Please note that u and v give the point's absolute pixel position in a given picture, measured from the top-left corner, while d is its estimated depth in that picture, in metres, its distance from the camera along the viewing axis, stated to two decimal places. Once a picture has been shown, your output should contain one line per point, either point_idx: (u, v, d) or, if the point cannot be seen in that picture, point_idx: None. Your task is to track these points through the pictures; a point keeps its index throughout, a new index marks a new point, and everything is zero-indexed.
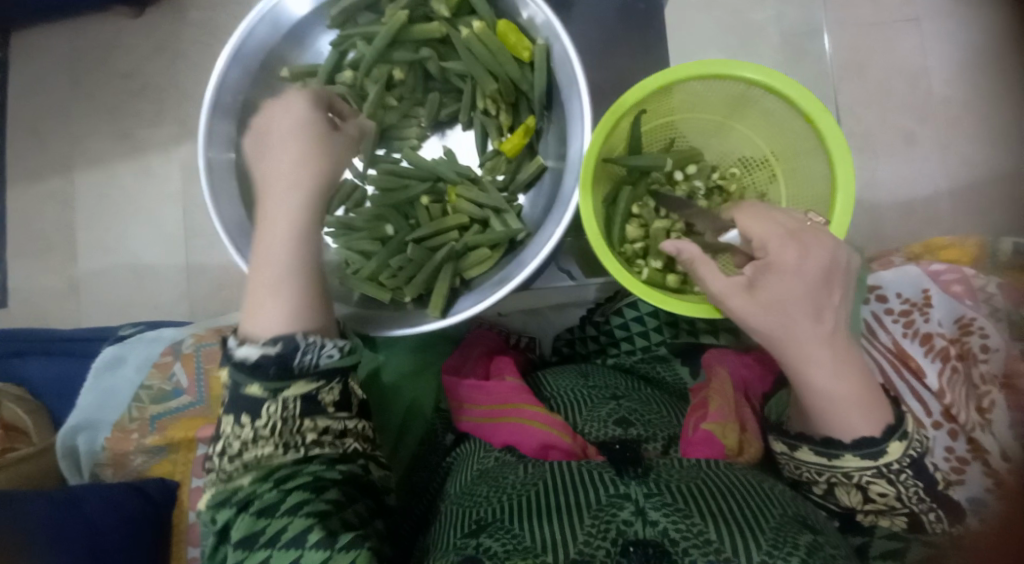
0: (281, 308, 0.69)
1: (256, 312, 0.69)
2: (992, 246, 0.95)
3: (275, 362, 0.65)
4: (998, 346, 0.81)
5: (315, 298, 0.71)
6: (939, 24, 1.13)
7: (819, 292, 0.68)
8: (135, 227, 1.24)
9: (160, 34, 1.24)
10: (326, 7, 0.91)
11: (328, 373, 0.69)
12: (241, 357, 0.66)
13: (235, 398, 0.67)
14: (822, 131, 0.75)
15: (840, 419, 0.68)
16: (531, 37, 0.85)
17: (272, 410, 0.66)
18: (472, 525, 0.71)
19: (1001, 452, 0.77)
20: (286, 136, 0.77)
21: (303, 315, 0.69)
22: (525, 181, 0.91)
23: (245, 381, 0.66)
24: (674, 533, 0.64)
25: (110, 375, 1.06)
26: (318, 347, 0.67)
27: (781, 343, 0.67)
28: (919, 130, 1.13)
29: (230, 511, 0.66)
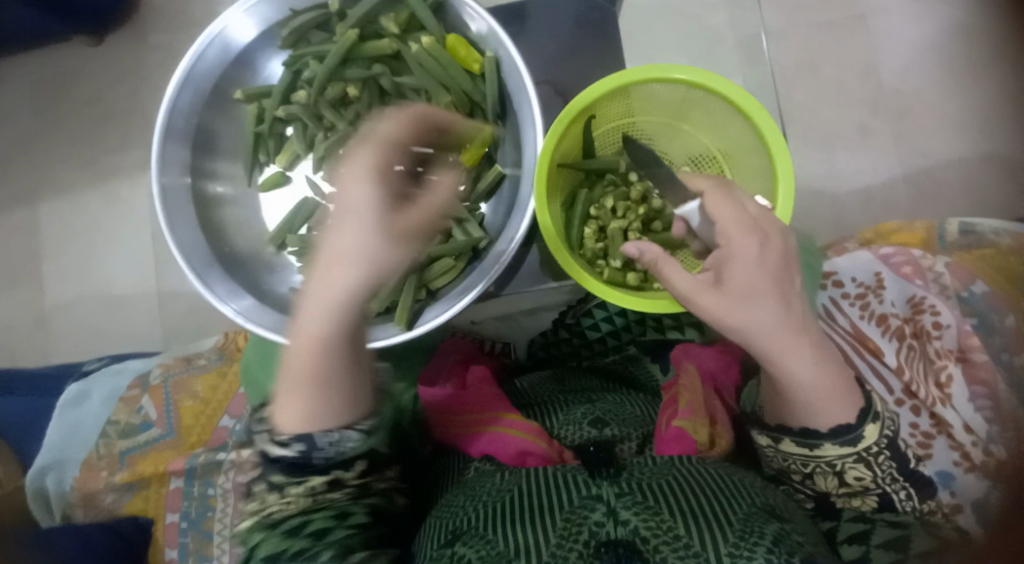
0: (307, 402, 0.63)
1: (282, 408, 0.65)
2: (940, 227, 0.97)
3: (300, 462, 0.65)
4: (951, 323, 0.87)
5: (344, 389, 0.64)
6: (887, 16, 1.15)
7: (782, 278, 0.68)
8: (99, 253, 1.21)
9: (124, 57, 1.21)
10: (275, 27, 0.91)
11: (348, 459, 0.67)
12: (271, 451, 0.65)
13: (269, 471, 0.67)
14: (761, 125, 0.79)
15: (819, 409, 0.68)
16: (480, 49, 0.88)
17: (297, 490, 0.66)
18: (447, 536, 0.69)
19: (963, 424, 0.82)
20: (343, 208, 0.64)
21: (330, 411, 0.64)
22: (486, 189, 0.91)
23: (270, 469, 0.67)
24: (645, 530, 0.64)
25: (75, 411, 1.02)
26: (336, 441, 0.65)
27: (758, 332, 0.66)
28: (871, 123, 1.14)
29: (256, 537, 0.65)
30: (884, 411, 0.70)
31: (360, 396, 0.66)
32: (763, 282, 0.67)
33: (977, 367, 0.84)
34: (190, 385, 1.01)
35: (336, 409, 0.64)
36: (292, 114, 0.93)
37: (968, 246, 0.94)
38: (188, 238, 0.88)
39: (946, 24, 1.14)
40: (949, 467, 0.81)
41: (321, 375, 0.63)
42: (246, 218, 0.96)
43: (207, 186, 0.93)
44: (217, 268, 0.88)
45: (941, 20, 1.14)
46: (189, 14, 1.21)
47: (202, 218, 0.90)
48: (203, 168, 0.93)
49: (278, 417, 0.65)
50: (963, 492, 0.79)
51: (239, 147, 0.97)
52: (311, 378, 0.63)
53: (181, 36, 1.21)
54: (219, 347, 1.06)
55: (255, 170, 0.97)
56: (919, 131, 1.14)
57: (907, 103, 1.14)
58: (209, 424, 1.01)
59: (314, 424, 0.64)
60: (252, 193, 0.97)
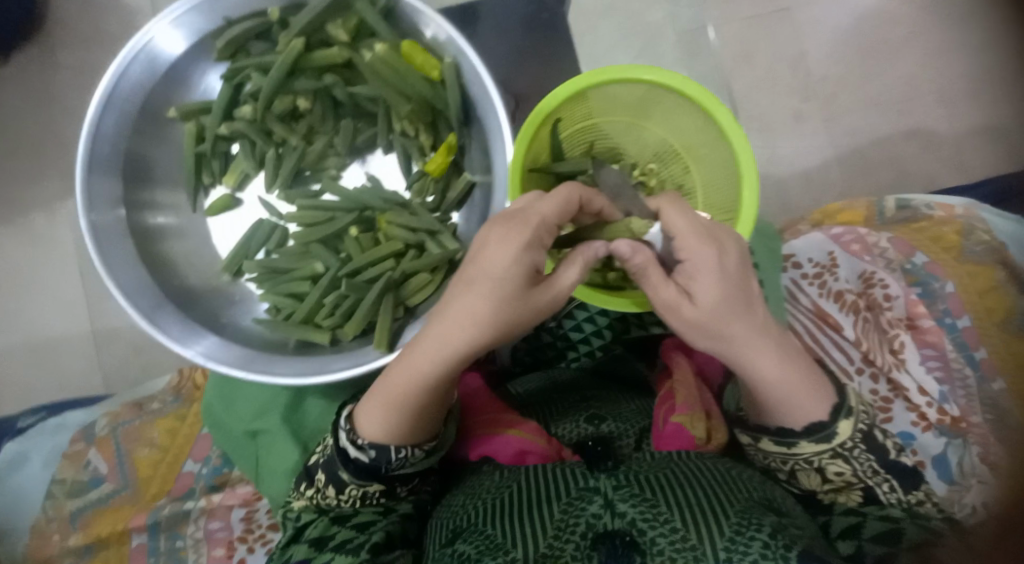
0: (389, 422, 0.72)
1: (367, 414, 0.73)
2: (878, 204, 1.06)
3: (371, 467, 0.74)
4: (898, 293, 0.94)
5: (422, 419, 0.72)
6: (807, 8, 1.21)
7: (743, 288, 0.66)
8: (28, 295, 1.15)
9: (32, 81, 1.14)
10: (209, 39, 0.84)
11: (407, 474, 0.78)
12: (351, 447, 0.74)
13: (330, 466, 0.76)
14: (725, 128, 0.80)
15: (797, 405, 0.71)
16: (438, 56, 0.84)
17: (354, 488, 0.76)
18: (449, 534, 0.73)
19: (918, 387, 0.88)
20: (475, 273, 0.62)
21: (407, 433, 0.73)
22: (456, 199, 0.89)
23: (338, 463, 0.75)
24: (642, 522, 0.65)
25: (13, 475, 0.94)
26: (405, 454, 0.74)
27: (729, 347, 0.68)
28: (805, 110, 1.20)
29: (312, 516, 0.80)
30: (857, 405, 0.74)
31: (434, 424, 0.75)
32: (723, 303, 0.64)
33: (925, 332, 0.90)
34: (145, 433, 0.95)
35: (412, 432, 0.73)
36: (236, 130, 0.87)
37: (905, 220, 1.02)
38: (129, 274, 0.80)
39: (862, 11, 1.21)
40: (909, 429, 0.87)
41: (412, 406, 0.70)
42: (195, 247, 0.89)
43: (147, 219, 0.85)
44: (167, 307, 0.81)
45: (856, 9, 1.21)
46: (101, 29, 1.13)
47: (144, 254, 0.83)
48: (138, 198, 0.84)
49: (364, 420, 0.73)
50: (922, 449, 0.85)
51: (179, 172, 0.90)
52: (398, 405, 0.70)
53: (102, 54, 1.13)
54: (174, 387, 1.00)
55: (198, 194, 0.90)
56: (846, 111, 1.20)
57: (834, 89, 1.20)
58: (170, 473, 0.94)
59: (392, 439, 0.73)
60: (199, 219, 0.90)
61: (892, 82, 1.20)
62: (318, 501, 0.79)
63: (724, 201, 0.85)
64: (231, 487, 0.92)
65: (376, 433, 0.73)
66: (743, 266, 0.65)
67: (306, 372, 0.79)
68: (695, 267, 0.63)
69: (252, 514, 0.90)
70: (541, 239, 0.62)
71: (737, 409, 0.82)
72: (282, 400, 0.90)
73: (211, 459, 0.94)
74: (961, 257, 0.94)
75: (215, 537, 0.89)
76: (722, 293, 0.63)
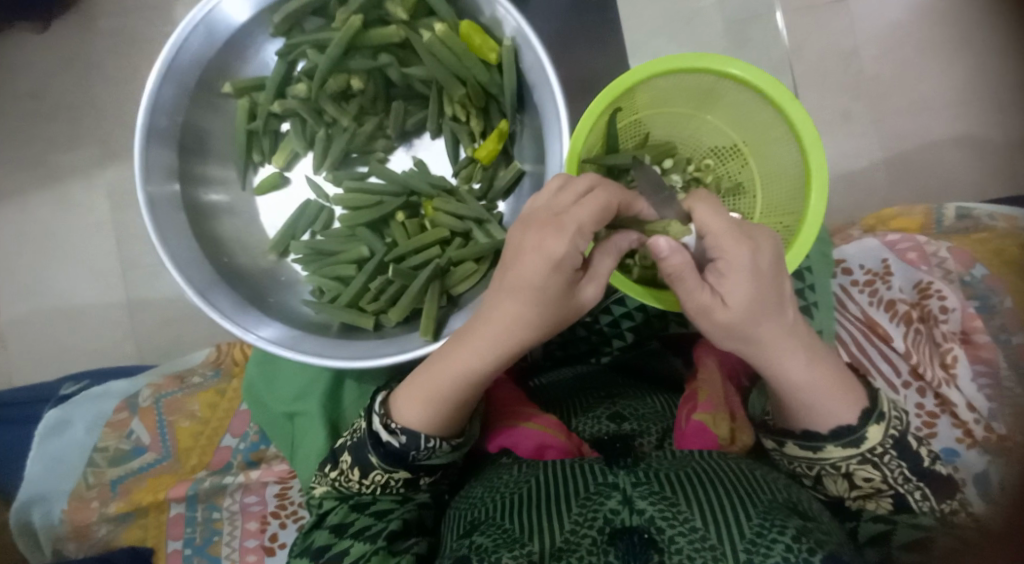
0: (425, 412, 0.72)
1: (403, 404, 0.72)
2: (937, 212, 1.02)
3: (400, 454, 0.73)
4: (956, 306, 0.90)
5: (458, 411, 0.72)
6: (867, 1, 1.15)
7: (773, 287, 0.63)
8: (63, 264, 1.16)
9: (70, 47, 1.13)
10: (267, 13, 0.81)
11: (431, 466, 0.76)
12: (380, 431, 0.73)
13: (359, 449, 0.76)
14: (796, 124, 0.77)
15: (822, 404, 0.70)
16: (497, 38, 0.81)
17: (379, 473, 0.76)
18: (467, 526, 0.74)
19: (966, 403, 0.87)
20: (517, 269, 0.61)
21: (442, 423, 0.72)
22: (504, 187, 0.87)
23: (366, 445, 0.75)
24: (661, 520, 0.64)
25: (56, 440, 0.95)
26: (433, 444, 0.73)
27: (753, 347, 0.66)
28: (853, 108, 1.16)
29: (334, 503, 0.81)
30: (889, 410, 0.72)
31: (466, 417, 0.75)
32: (754, 302, 0.62)
33: (980, 348, 0.88)
34: (187, 405, 0.96)
35: (448, 422, 0.73)
36: (288, 109, 0.86)
37: (965, 229, 0.98)
38: (181, 248, 0.79)
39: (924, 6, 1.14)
40: (953, 445, 0.86)
41: (449, 398, 0.70)
42: (244, 227, 0.89)
43: (200, 194, 0.85)
44: (220, 286, 0.81)
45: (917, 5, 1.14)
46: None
47: (196, 230, 0.82)
48: (191, 171, 0.84)
49: (399, 410, 0.73)
50: (966, 466, 0.84)
51: (230, 147, 0.89)
52: (436, 396, 0.70)
53: (139, 23, 1.13)
54: (213, 362, 1.02)
55: (248, 171, 0.89)
56: (895, 113, 1.15)
57: (885, 88, 1.15)
58: (210, 444, 0.95)
59: (427, 427, 0.72)
60: (248, 197, 0.90)
61: (947, 85, 1.14)
62: (340, 486, 0.80)
63: (787, 201, 0.82)
64: (267, 463, 0.94)
65: (413, 419, 0.72)
66: (775, 266, 0.62)
67: (357, 356, 0.78)
68: (728, 268, 0.61)
69: (286, 490, 0.92)
70: (579, 247, 0.58)
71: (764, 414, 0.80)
72: (322, 384, 0.90)
73: (248, 435, 0.96)
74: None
75: (250, 510, 0.91)
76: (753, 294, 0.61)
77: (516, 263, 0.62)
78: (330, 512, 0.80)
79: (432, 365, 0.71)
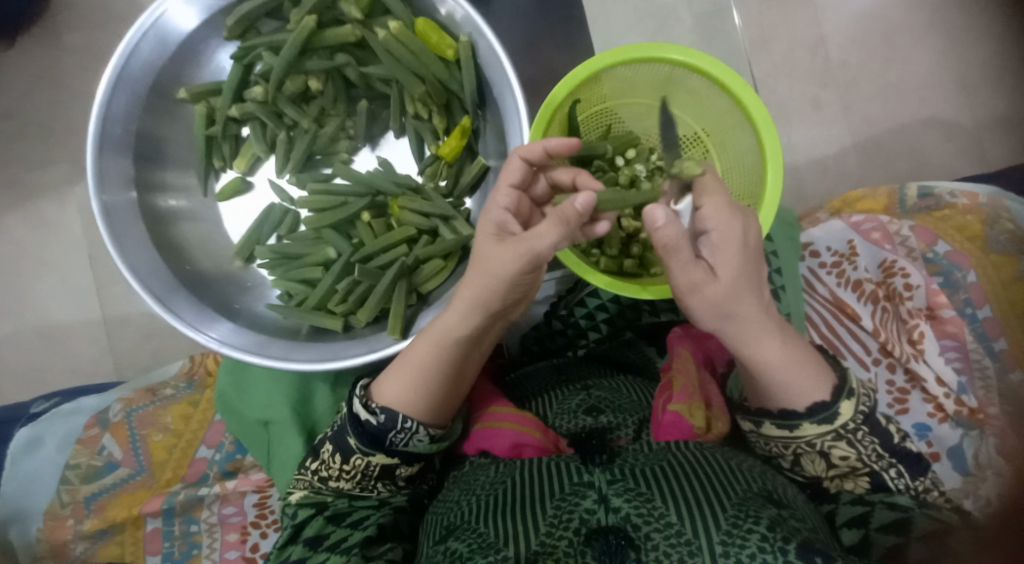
0: (405, 391, 0.71)
1: (385, 389, 0.72)
2: (900, 191, 1.03)
3: (379, 433, 0.71)
4: (920, 283, 0.91)
5: (438, 392, 0.72)
6: None
7: (755, 270, 0.64)
8: (33, 283, 1.14)
9: (32, 65, 1.11)
10: (218, 17, 0.81)
11: (411, 456, 0.74)
12: (358, 409, 0.72)
13: (340, 434, 0.75)
14: (749, 107, 0.77)
15: (795, 388, 0.68)
16: (454, 35, 0.81)
17: (358, 461, 0.73)
18: (443, 531, 0.71)
19: (936, 377, 0.88)
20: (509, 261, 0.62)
21: (420, 401, 0.71)
22: (469, 183, 0.87)
23: (347, 428, 0.73)
24: (636, 517, 0.64)
25: (28, 460, 0.93)
26: (411, 429, 0.72)
27: (738, 327, 0.65)
28: (823, 95, 1.15)
29: (309, 512, 0.78)
30: (857, 386, 0.70)
31: (449, 404, 0.74)
32: (740, 279, 0.62)
33: (946, 323, 0.89)
34: (159, 418, 0.95)
35: (429, 405, 0.72)
36: (247, 113, 0.85)
37: (928, 208, 0.99)
38: (138, 258, 0.78)
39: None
40: (925, 420, 0.88)
41: (433, 377, 0.71)
42: (207, 232, 0.88)
43: (158, 201, 0.84)
44: (180, 292, 0.80)
45: None
46: (109, 9, 1.11)
47: (155, 236, 0.82)
48: (148, 179, 0.83)
49: (380, 395, 0.72)
50: (938, 441, 0.87)
51: (189, 153, 0.88)
52: (421, 373, 0.71)
53: (107, 38, 1.11)
54: (186, 374, 1.00)
55: (209, 177, 0.89)
56: (865, 97, 1.15)
57: (853, 74, 1.15)
58: (184, 457, 0.94)
59: (406, 409, 0.71)
60: (210, 204, 0.89)
61: (914, 69, 1.14)
62: (314, 486, 0.79)
63: (748, 187, 0.83)
64: (244, 473, 0.94)
65: (393, 399, 0.72)
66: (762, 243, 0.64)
67: (320, 357, 0.78)
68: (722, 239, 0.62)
69: (265, 499, 0.91)
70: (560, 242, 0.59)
71: (741, 398, 0.78)
72: (290, 387, 0.89)
73: (224, 445, 0.94)
74: (987, 249, 0.92)
75: (229, 522, 0.91)
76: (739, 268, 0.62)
77: (490, 251, 0.63)
78: (303, 526, 0.77)
79: (414, 348, 0.73)
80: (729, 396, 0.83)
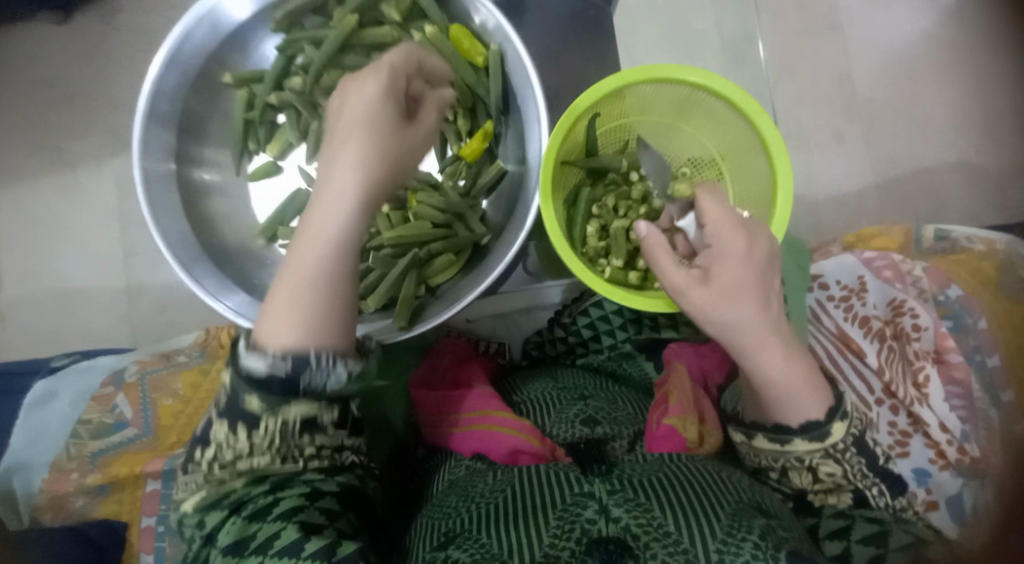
0: (300, 321, 0.58)
1: (273, 329, 0.58)
2: (917, 232, 1.03)
3: (282, 380, 0.57)
4: (929, 325, 0.91)
5: (343, 316, 0.61)
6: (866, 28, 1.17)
7: (762, 279, 0.66)
8: (65, 246, 1.20)
9: (89, 43, 1.20)
10: (268, 10, 0.86)
11: (335, 395, 0.61)
12: (249, 365, 0.57)
13: (232, 406, 0.60)
14: (765, 135, 0.79)
15: (798, 400, 0.67)
16: (485, 42, 0.86)
17: (269, 425, 0.60)
18: (440, 537, 0.68)
19: (939, 423, 0.87)
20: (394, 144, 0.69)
21: (326, 326, 0.59)
22: (488, 184, 0.91)
23: (246, 388, 0.58)
24: (636, 527, 0.65)
25: (42, 410, 0.98)
26: (332, 365, 0.59)
27: (738, 336, 0.66)
28: (847, 131, 1.16)
29: (221, 513, 0.62)
30: (852, 409, 0.70)
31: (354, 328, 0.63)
32: (743, 283, 0.65)
33: (953, 368, 0.88)
34: (170, 384, 1.01)
35: (339, 331, 0.60)
36: (284, 101, 0.91)
37: (942, 252, 0.99)
38: (170, 226, 0.82)
39: (921, 33, 1.14)
40: (925, 465, 0.86)
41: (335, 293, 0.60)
42: (233, 208, 0.93)
43: (193, 173, 0.89)
44: (204, 260, 0.84)
45: None
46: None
47: (187, 207, 0.86)
48: (187, 152, 0.88)
49: (269, 337, 0.58)
50: (938, 488, 0.85)
51: (226, 132, 0.93)
52: (319, 293, 0.59)
53: (163, 22, 1.19)
54: (199, 344, 1.07)
55: (243, 158, 0.94)
56: (889, 136, 1.15)
57: (880, 110, 1.15)
58: (189, 423, 0.99)
59: (313, 340, 0.58)
60: (241, 182, 0.95)
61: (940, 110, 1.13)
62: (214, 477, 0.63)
63: (754, 213, 0.84)
64: None
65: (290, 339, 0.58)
66: (768, 257, 0.67)
67: None
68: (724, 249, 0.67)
69: None
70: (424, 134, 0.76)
71: (734, 410, 0.79)
72: None
73: None
74: (999, 294, 0.89)
75: None
76: (741, 274, 0.65)
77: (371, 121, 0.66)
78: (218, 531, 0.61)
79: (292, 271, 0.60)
80: (723, 409, 0.83)
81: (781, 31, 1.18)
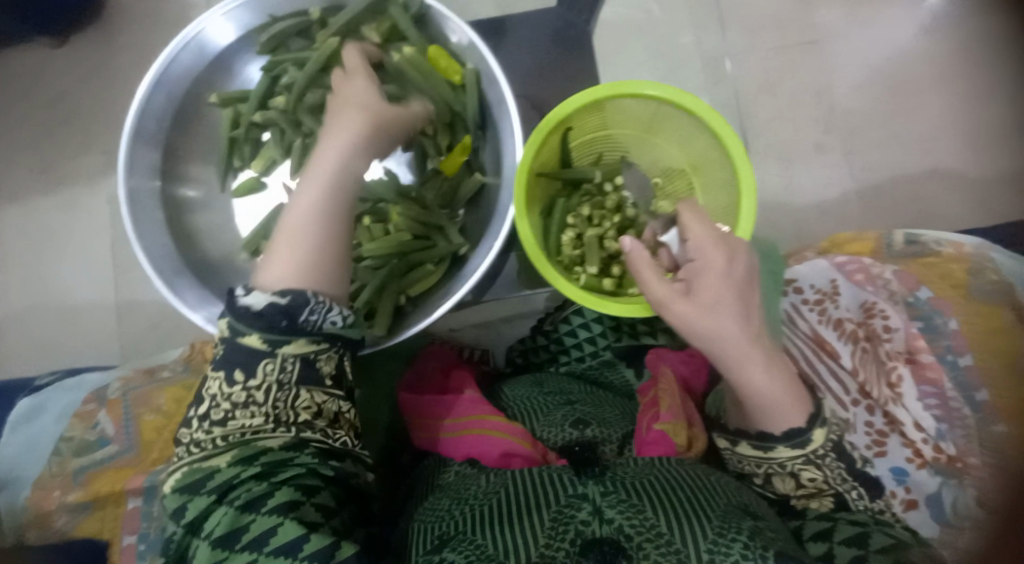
0: (293, 265, 0.67)
1: (269, 272, 0.66)
2: (888, 237, 1.06)
3: (282, 315, 0.64)
4: (899, 326, 0.93)
5: (334, 264, 0.69)
6: (841, 44, 1.21)
7: (745, 296, 0.67)
8: (57, 264, 1.21)
9: (85, 67, 1.23)
10: (255, 33, 0.91)
11: (330, 338, 0.67)
12: (248, 302, 0.64)
13: (232, 351, 0.65)
14: (728, 147, 0.82)
15: (780, 410, 0.69)
16: (461, 61, 0.90)
17: (268, 369, 0.64)
18: (434, 541, 0.68)
19: (913, 422, 0.87)
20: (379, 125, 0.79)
21: (317, 269, 0.68)
22: (466, 197, 0.94)
23: (245, 327, 0.64)
24: (629, 529, 0.64)
25: (27, 426, 0.98)
26: (325, 311, 0.66)
27: (723, 351, 0.67)
28: (826, 141, 1.20)
29: (211, 502, 0.62)
30: (830, 416, 0.73)
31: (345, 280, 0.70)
32: (728, 300, 0.66)
33: (924, 367, 0.88)
34: (153, 400, 1.02)
35: (328, 277, 0.68)
36: (269, 118, 0.93)
37: (914, 254, 1.01)
38: (154, 240, 0.85)
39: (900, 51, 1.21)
40: (902, 463, 0.86)
41: (326, 243, 0.69)
42: (217, 223, 0.95)
43: (178, 190, 0.92)
44: (185, 274, 0.86)
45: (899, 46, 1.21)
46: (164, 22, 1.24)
47: (171, 224, 0.89)
48: (172, 170, 0.91)
49: (265, 278, 0.66)
50: (917, 486, 0.85)
51: (213, 150, 0.96)
52: (310, 242, 0.68)
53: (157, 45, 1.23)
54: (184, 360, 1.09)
55: (228, 175, 0.96)
56: (869, 147, 1.20)
57: (860, 123, 1.20)
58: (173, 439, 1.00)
59: (308, 281, 0.66)
60: (225, 198, 0.96)
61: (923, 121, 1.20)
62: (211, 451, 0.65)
63: (721, 222, 0.87)
64: None
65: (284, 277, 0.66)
66: (748, 274, 0.67)
67: None
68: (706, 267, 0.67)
69: None
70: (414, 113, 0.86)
71: (716, 414, 0.83)
72: None
73: None
74: (970, 297, 0.92)
75: None
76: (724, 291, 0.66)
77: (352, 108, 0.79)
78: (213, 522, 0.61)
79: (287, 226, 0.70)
80: (710, 414, 0.86)
81: (760, 44, 1.21)
